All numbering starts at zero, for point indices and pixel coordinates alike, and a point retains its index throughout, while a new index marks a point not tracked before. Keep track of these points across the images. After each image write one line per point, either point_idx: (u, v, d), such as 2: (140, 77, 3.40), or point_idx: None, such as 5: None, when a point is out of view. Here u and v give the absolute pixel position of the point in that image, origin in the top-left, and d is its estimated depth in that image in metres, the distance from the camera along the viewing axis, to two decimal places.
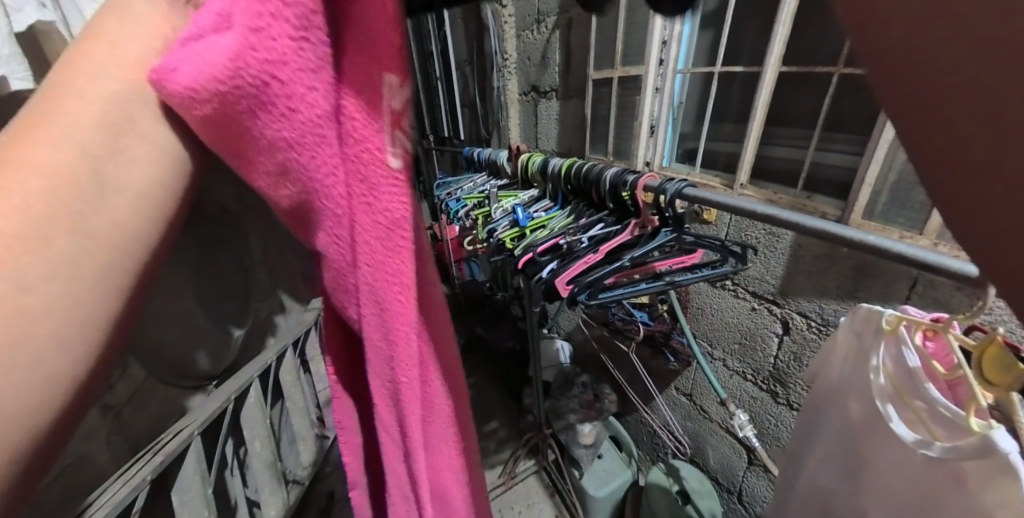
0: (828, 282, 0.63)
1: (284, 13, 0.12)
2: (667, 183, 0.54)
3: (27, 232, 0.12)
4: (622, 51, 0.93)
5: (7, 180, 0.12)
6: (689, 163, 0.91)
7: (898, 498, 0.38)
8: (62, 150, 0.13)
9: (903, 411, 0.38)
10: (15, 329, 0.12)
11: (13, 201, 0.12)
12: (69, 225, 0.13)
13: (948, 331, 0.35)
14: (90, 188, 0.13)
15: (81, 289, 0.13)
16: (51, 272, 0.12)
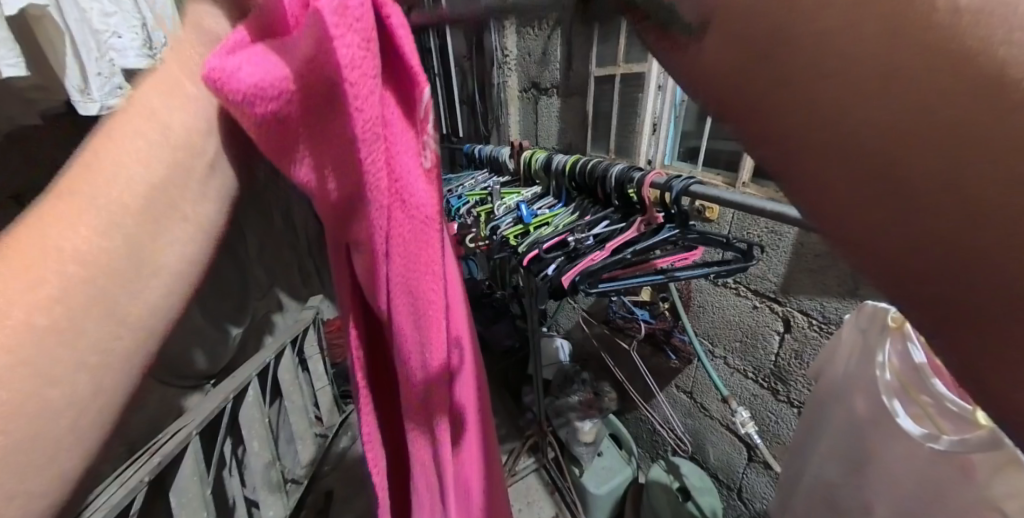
0: (830, 280, 0.63)
1: (356, 31, 0.15)
2: (673, 180, 0.54)
3: (70, 330, 0.16)
4: (625, 48, 0.93)
5: (64, 285, 0.16)
6: (690, 161, 0.92)
7: (905, 494, 0.38)
8: (103, 251, 0.16)
9: (909, 405, 0.39)
10: (55, 409, 0.15)
11: (65, 301, 0.16)
12: (108, 315, 0.17)
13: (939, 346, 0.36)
14: (130, 288, 0.17)
15: (107, 369, 0.17)
16: (88, 364, 0.16)
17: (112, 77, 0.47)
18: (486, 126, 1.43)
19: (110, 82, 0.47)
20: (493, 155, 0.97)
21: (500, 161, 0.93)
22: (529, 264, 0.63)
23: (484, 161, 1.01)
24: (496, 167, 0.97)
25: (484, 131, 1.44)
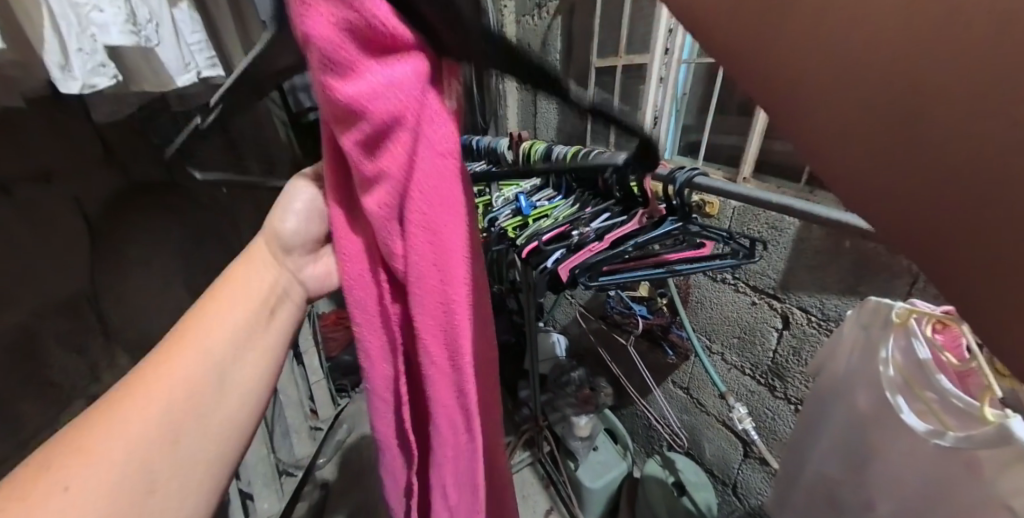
0: (830, 276, 0.63)
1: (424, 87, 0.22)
2: (677, 171, 0.53)
3: (190, 421, 0.26)
4: (627, 40, 0.91)
5: (186, 393, 0.27)
6: (691, 156, 0.91)
7: (912, 489, 0.38)
8: (213, 374, 0.28)
9: (913, 402, 0.38)
10: (184, 472, 0.25)
11: (187, 407, 0.26)
12: (216, 413, 0.27)
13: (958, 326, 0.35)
14: (226, 395, 0.28)
15: (209, 451, 0.27)
16: (200, 440, 0.26)
17: (97, 56, 0.42)
18: None
19: (94, 60, 0.42)
20: (491, 146, 0.96)
21: (498, 152, 0.91)
22: (527, 257, 0.62)
23: (482, 153, 0.99)
24: (494, 158, 0.95)
25: None
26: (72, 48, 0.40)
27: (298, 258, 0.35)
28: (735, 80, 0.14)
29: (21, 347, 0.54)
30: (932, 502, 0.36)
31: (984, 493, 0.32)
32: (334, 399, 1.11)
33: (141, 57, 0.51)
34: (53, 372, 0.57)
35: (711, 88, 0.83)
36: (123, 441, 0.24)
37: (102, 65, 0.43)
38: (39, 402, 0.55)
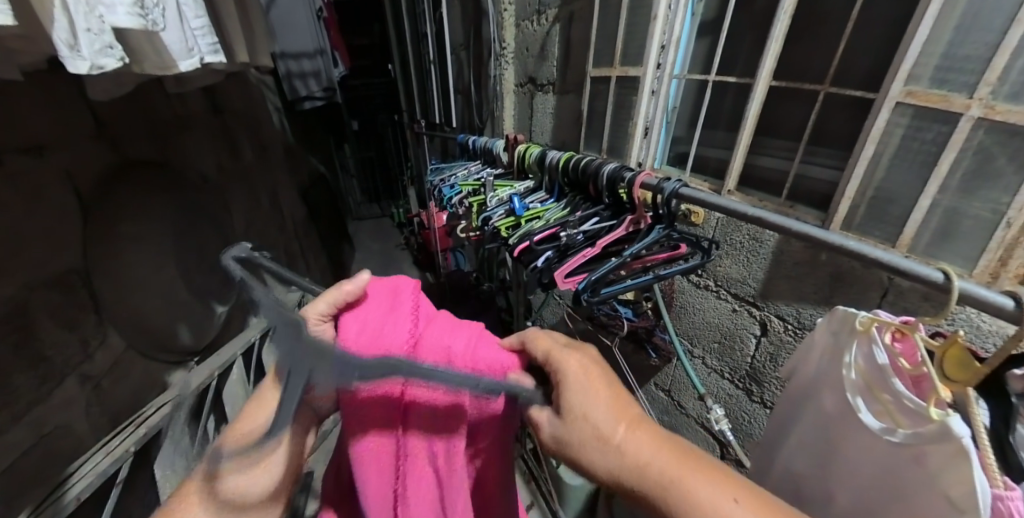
0: (807, 287, 0.65)
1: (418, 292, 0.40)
2: (664, 182, 0.57)
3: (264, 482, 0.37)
4: (622, 51, 0.94)
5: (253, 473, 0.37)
6: (680, 167, 0.94)
7: (867, 480, 0.40)
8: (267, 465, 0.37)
9: (871, 403, 0.41)
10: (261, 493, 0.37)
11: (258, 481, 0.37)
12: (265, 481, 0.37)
13: (916, 332, 0.38)
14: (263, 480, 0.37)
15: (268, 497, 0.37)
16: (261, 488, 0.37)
17: (105, 36, 0.40)
18: (481, 118, 1.48)
19: (102, 41, 0.40)
20: (487, 147, 0.98)
21: (494, 154, 0.93)
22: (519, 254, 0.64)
23: (478, 153, 1.01)
24: (490, 159, 0.97)
25: (479, 123, 1.49)
26: (80, 28, 0.38)
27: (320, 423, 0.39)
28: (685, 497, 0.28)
29: (12, 319, 0.51)
30: (886, 495, 0.38)
31: (929, 486, 0.34)
32: None
33: (146, 37, 0.50)
34: (45, 347, 0.56)
35: (701, 102, 0.87)
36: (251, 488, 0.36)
37: (109, 46, 0.41)
38: (33, 376, 0.53)
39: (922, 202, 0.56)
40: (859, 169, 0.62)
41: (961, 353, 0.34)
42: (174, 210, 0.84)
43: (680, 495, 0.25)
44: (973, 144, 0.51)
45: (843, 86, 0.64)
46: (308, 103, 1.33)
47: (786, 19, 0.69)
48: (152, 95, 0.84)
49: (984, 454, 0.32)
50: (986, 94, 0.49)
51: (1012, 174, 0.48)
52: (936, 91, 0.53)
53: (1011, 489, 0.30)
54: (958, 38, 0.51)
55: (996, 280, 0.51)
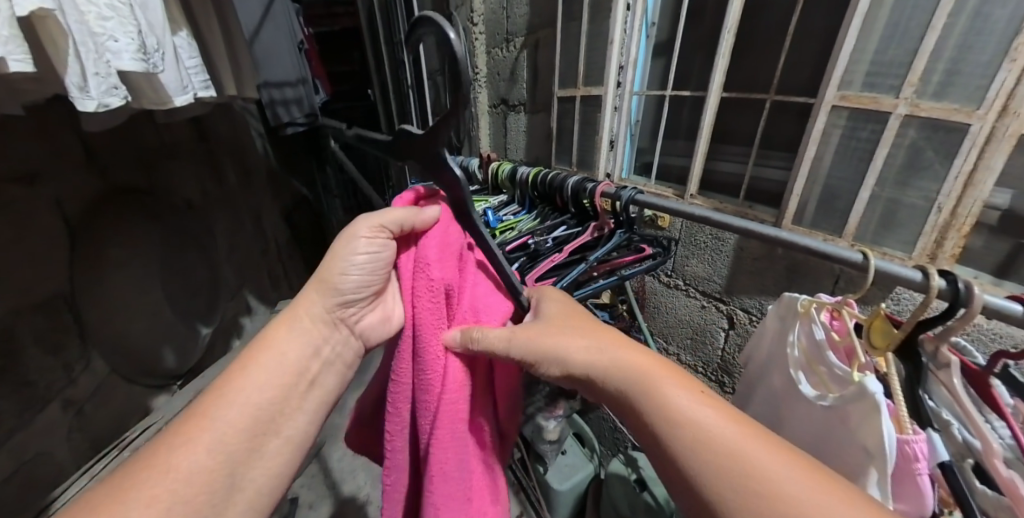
0: (767, 280, 0.70)
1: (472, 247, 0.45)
2: (622, 190, 0.63)
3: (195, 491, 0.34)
4: (585, 73, 1.01)
5: (186, 471, 0.34)
6: (645, 176, 1.00)
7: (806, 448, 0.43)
8: (199, 468, 0.35)
9: (810, 376, 0.45)
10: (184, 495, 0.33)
11: (189, 485, 0.34)
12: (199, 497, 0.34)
13: (845, 309, 0.43)
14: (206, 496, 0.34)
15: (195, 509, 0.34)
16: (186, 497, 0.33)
17: (111, 79, 0.45)
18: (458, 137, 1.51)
19: (108, 82, 0.45)
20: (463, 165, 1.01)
21: (469, 171, 0.97)
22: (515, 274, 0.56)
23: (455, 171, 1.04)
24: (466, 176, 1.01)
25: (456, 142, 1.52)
26: (90, 72, 0.44)
27: (356, 311, 0.44)
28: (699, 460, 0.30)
29: None
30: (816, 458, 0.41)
31: (849, 440, 0.37)
32: None
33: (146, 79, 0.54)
34: (29, 372, 0.56)
35: (660, 115, 0.94)
36: (170, 498, 0.33)
37: (113, 87, 0.46)
38: (14, 402, 0.54)
39: (863, 195, 0.62)
40: (804, 168, 0.68)
41: (882, 324, 0.39)
42: (158, 235, 0.85)
43: (650, 397, 0.33)
44: (906, 141, 0.57)
45: (786, 93, 0.70)
46: (291, 129, 1.37)
47: (731, 37, 0.76)
48: (138, 124, 0.86)
49: (896, 407, 0.35)
50: (910, 94, 0.56)
51: (939, 165, 0.54)
52: (866, 93, 0.60)
53: (916, 434, 0.33)
54: (881, 46, 0.58)
55: (934, 259, 0.57)
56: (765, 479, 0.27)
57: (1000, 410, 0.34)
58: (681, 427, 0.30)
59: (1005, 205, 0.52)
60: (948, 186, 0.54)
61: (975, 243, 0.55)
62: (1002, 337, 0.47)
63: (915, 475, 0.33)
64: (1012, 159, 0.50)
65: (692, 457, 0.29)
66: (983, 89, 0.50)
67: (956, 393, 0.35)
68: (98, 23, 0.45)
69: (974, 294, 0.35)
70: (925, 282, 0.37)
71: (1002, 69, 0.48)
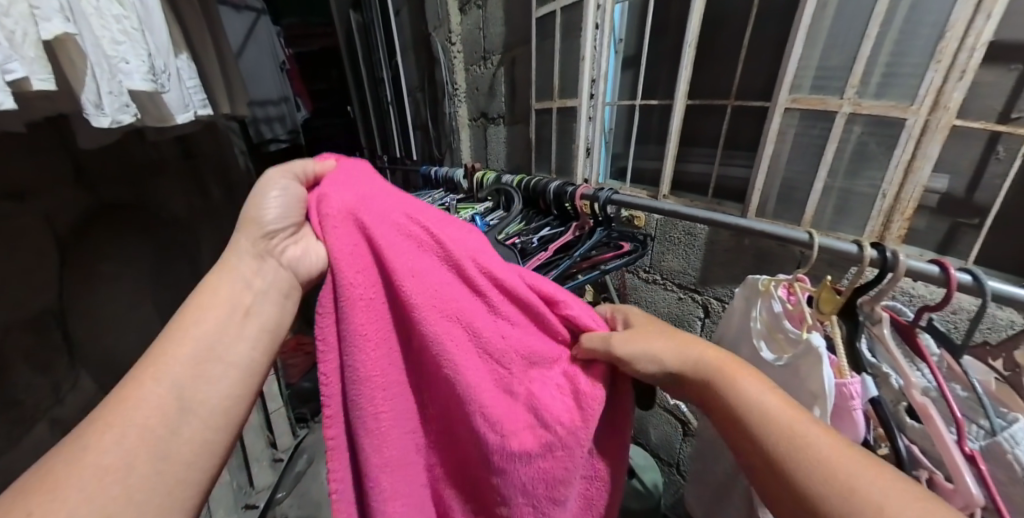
0: (737, 270, 0.76)
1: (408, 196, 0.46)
2: (599, 191, 0.68)
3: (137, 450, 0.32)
4: (560, 86, 1.08)
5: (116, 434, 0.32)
6: (620, 180, 1.07)
7: None
8: (133, 428, 0.33)
9: (769, 343, 0.51)
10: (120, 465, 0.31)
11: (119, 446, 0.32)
12: (139, 460, 0.32)
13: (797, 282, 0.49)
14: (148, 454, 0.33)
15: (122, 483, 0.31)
16: (109, 464, 0.31)
17: (121, 97, 0.58)
18: (439, 150, 1.54)
19: (119, 100, 0.57)
20: (448, 175, 1.05)
21: (455, 180, 1.01)
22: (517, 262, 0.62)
23: (441, 181, 1.07)
24: (451, 186, 1.04)
25: (437, 154, 1.54)
26: (105, 90, 0.55)
27: (280, 242, 0.43)
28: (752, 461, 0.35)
29: None
30: None
31: (801, 388, 0.44)
32: (292, 430, 1.32)
33: None
34: (17, 391, 0.57)
35: (632, 123, 1.01)
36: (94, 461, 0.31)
37: (124, 105, 0.58)
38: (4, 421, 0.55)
39: (818, 186, 0.70)
40: (764, 165, 0.76)
41: (828, 293, 0.45)
42: (145, 258, 0.89)
43: (727, 389, 0.38)
44: (853, 136, 0.65)
45: (744, 99, 0.78)
46: (274, 146, 1.43)
47: (692, 51, 0.84)
48: (127, 144, 0.92)
49: (837, 359, 0.43)
50: (853, 94, 0.64)
51: (883, 155, 0.62)
52: (814, 96, 0.69)
53: (852, 378, 0.41)
54: (824, 54, 0.67)
55: (883, 240, 0.64)
56: (824, 463, 0.31)
57: (926, 358, 0.42)
58: (752, 411, 0.36)
59: (944, 188, 0.59)
60: (891, 173, 0.62)
61: (919, 225, 0.62)
62: (914, 296, 0.58)
63: (851, 410, 0.40)
64: (944, 149, 0.57)
65: (759, 426, 0.35)
66: (915, 87, 0.58)
67: (886, 342, 0.43)
68: (111, 46, 0.58)
69: (898, 261, 0.41)
70: (860, 253, 0.44)
71: (930, 69, 0.56)
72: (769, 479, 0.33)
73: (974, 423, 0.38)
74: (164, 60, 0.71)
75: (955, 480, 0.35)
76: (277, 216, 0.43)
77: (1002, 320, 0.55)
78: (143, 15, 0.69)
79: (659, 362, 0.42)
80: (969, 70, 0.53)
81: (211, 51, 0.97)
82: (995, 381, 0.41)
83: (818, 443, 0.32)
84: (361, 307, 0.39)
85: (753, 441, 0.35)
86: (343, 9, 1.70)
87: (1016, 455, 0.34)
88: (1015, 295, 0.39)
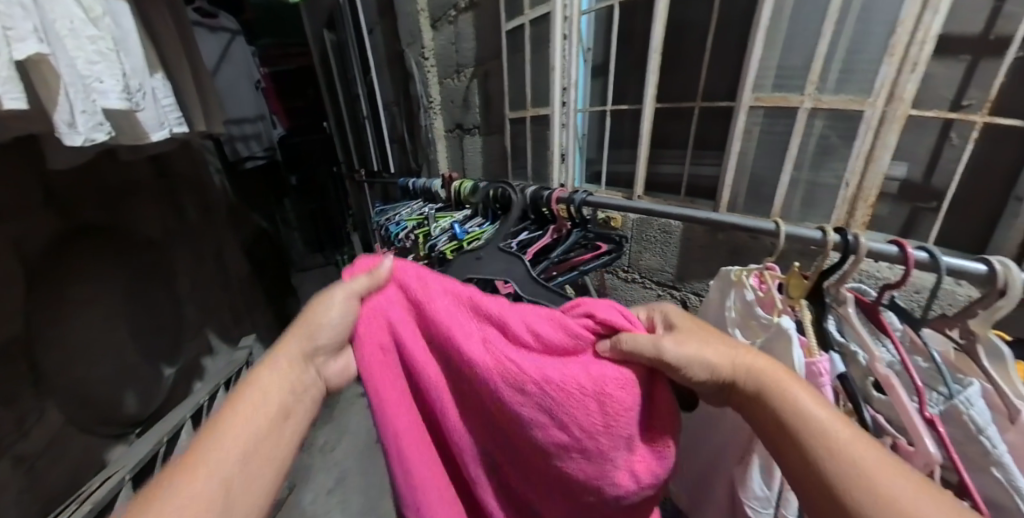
0: (713, 264, 0.78)
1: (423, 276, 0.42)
2: (574, 194, 0.69)
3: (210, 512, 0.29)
4: (532, 95, 1.11)
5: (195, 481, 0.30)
6: (596, 184, 1.09)
7: None
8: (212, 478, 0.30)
9: (743, 330, 0.53)
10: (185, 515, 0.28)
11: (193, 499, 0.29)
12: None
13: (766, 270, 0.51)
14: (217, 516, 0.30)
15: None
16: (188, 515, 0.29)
17: (96, 115, 0.57)
18: (417, 162, 1.55)
19: (94, 118, 0.57)
20: (426, 186, 1.06)
21: (432, 191, 1.02)
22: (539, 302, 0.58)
23: (418, 192, 1.08)
24: (429, 196, 1.05)
25: (416, 167, 1.55)
26: (80, 110, 0.55)
27: (326, 357, 0.39)
28: (795, 479, 0.30)
29: None
30: None
31: None
32: None
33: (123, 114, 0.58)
34: None
35: (604, 128, 1.03)
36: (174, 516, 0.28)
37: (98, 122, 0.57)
38: None
39: (784, 180, 0.73)
40: (733, 161, 0.78)
41: (796, 278, 0.47)
42: (119, 276, 0.90)
43: (777, 398, 0.32)
44: (815, 131, 0.68)
45: (710, 100, 0.81)
46: (250, 163, 1.42)
47: (657, 57, 0.87)
48: (101, 166, 0.91)
49: (808, 340, 0.44)
50: (814, 90, 0.67)
51: (844, 148, 0.65)
52: (776, 94, 0.72)
53: (820, 357, 0.42)
54: (784, 55, 0.70)
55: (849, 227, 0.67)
56: (867, 479, 0.26)
57: (888, 334, 0.44)
58: (796, 420, 0.31)
59: (903, 175, 0.63)
60: (852, 163, 0.65)
61: (883, 210, 0.66)
62: (879, 274, 0.61)
63: (821, 387, 0.41)
64: (901, 138, 0.61)
65: (806, 437, 0.30)
66: (870, 82, 0.62)
67: (851, 320, 0.44)
68: (87, 67, 0.58)
69: (860, 243, 0.43)
70: (823, 238, 0.46)
71: (884, 63, 0.60)
72: (814, 488, 0.28)
73: (933, 390, 0.40)
74: (139, 80, 0.71)
75: (916, 442, 0.36)
76: (337, 325, 0.39)
77: (959, 295, 0.58)
78: (119, 37, 0.69)
79: (703, 362, 0.36)
80: (920, 63, 0.58)
81: (185, 72, 0.96)
82: (953, 352, 0.42)
83: (864, 458, 0.27)
84: (404, 423, 0.40)
85: (797, 452, 0.30)
86: (317, 29, 1.72)
87: (970, 415, 0.36)
88: (968, 269, 0.39)
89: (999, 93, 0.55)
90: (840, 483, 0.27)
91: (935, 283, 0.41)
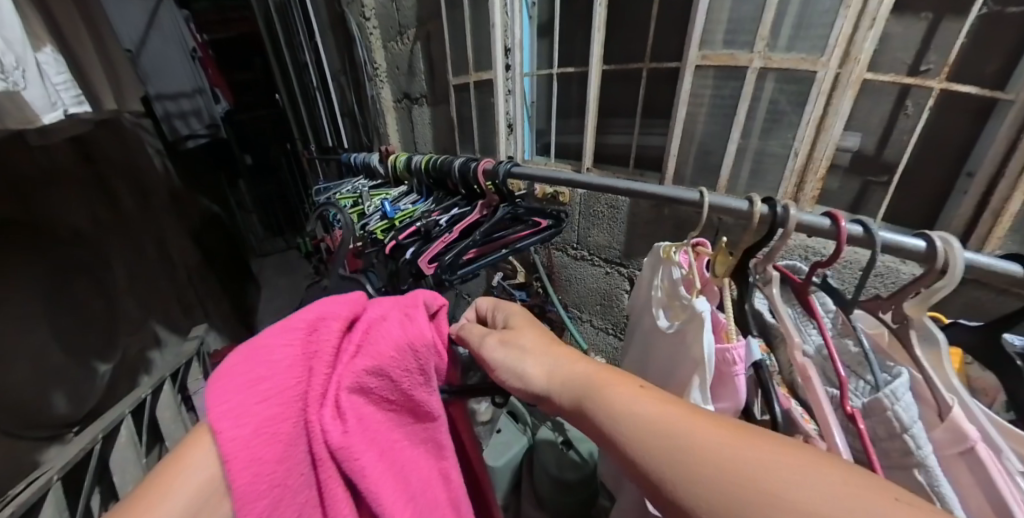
0: (657, 238, 0.75)
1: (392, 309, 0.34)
2: (499, 165, 0.64)
3: None
4: (474, 60, 1.03)
5: None
6: (546, 155, 1.03)
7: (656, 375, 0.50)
8: None
9: (667, 310, 0.49)
10: None
11: None
12: None
13: (692, 245, 0.46)
14: None
15: None
16: None
17: None
18: (368, 137, 1.47)
19: None
20: (367, 161, 1.03)
21: (372, 166, 0.98)
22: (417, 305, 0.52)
23: (360, 169, 1.05)
24: (371, 171, 1.02)
25: (367, 142, 1.48)
26: None
27: None
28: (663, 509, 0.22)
29: None
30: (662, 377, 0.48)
31: (684, 356, 0.41)
32: None
33: None
34: None
35: (552, 94, 0.96)
36: None
37: None
38: None
39: (733, 148, 0.67)
40: (679, 129, 0.73)
41: (723, 256, 0.42)
42: (44, 280, 0.96)
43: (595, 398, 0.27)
44: (765, 93, 0.62)
45: (657, 60, 0.73)
46: (192, 142, 1.31)
47: (602, 11, 0.78)
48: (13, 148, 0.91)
49: (726, 322, 0.39)
50: (764, 47, 0.60)
51: (793, 114, 0.60)
52: (724, 52, 0.65)
53: (737, 343, 0.37)
54: (734, 7, 0.62)
55: (797, 201, 0.63)
56: (703, 455, 0.21)
57: (816, 316, 0.39)
58: (627, 429, 0.23)
59: (854, 146, 0.59)
60: (803, 131, 0.60)
61: (833, 185, 0.62)
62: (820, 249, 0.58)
63: (733, 376, 0.37)
64: (856, 103, 0.56)
65: (636, 450, 0.23)
66: (825, 37, 0.55)
67: (775, 300, 0.40)
68: None
69: (789, 215, 0.38)
70: (750, 210, 0.41)
71: (840, 16, 0.53)
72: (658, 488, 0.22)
73: (859, 379, 0.36)
74: (18, 56, 0.60)
75: (827, 438, 0.31)
76: None
77: (902, 273, 0.56)
78: None
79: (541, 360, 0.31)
80: (878, 18, 0.51)
81: (89, 49, 0.88)
82: (884, 335, 0.37)
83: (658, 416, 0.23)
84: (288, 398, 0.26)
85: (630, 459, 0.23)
86: None
87: (895, 410, 0.30)
88: (906, 246, 0.36)
89: (960, 56, 0.50)
90: (681, 488, 0.21)
91: (869, 262, 0.37)
